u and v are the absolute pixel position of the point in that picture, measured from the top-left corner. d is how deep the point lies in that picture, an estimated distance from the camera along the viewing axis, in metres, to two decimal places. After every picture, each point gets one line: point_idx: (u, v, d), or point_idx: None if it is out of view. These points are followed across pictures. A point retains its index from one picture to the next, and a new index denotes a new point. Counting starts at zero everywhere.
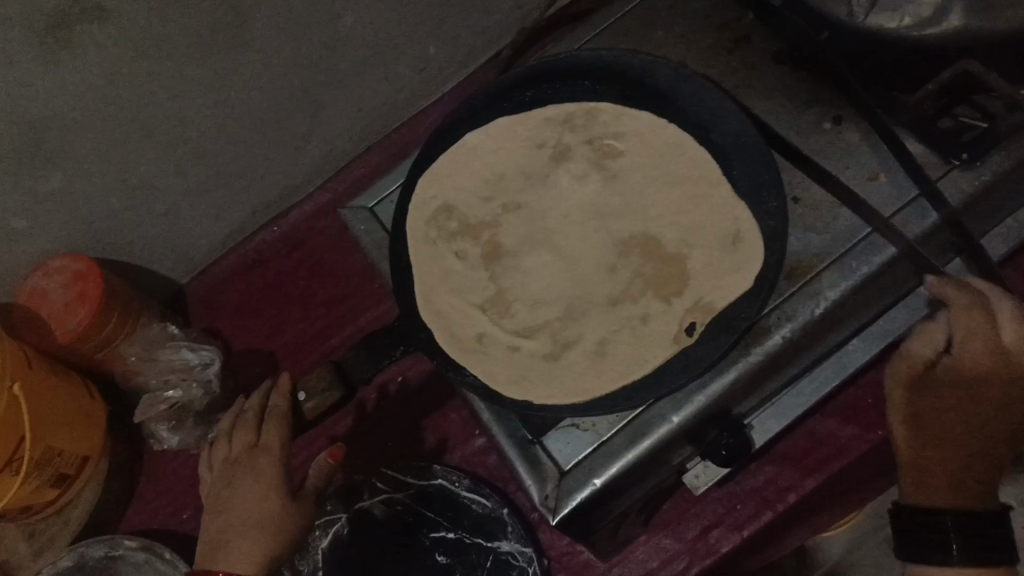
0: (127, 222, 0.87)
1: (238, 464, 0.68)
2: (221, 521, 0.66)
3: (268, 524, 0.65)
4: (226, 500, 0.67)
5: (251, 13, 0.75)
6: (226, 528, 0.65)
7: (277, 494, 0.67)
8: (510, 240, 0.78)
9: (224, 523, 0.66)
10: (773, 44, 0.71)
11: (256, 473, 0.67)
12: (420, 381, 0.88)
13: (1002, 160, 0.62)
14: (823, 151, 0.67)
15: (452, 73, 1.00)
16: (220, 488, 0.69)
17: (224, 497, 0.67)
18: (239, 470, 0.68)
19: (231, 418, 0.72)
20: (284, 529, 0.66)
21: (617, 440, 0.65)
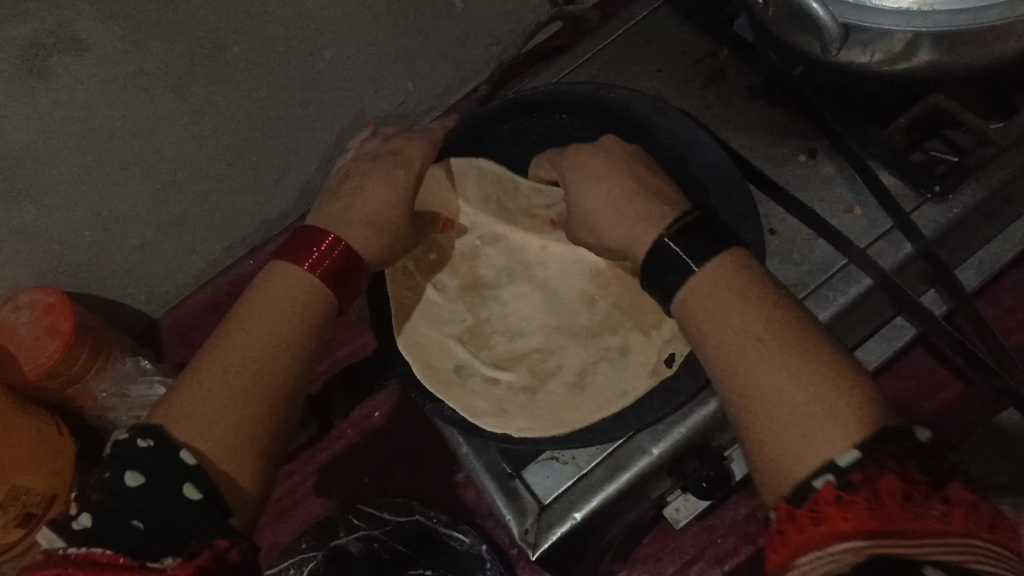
0: (101, 255, 0.86)
1: (372, 164, 0.65)
2: (337, 209, 0.62)
3: (382, 227, 0.62)
4: (346, 194, 0.63)
5: (227, 44, 0.74)
6: (346, 214, 0.61)
7: (398, 205, 0.63)
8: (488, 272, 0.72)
9: (343, 208, 0.61)
10: (748, 78, 0.71)
11: (388, 176, 0.63)
12: (397, 415, 0.87)
13: (973, 195, 0.61)
14: (799, 184, 0.66)
15: (430, 106, 1.00)
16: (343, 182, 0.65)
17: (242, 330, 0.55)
18: (381, 164, 0.65)
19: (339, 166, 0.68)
20: (396, 235, 0.63)
21: (597, 474, 0.61)
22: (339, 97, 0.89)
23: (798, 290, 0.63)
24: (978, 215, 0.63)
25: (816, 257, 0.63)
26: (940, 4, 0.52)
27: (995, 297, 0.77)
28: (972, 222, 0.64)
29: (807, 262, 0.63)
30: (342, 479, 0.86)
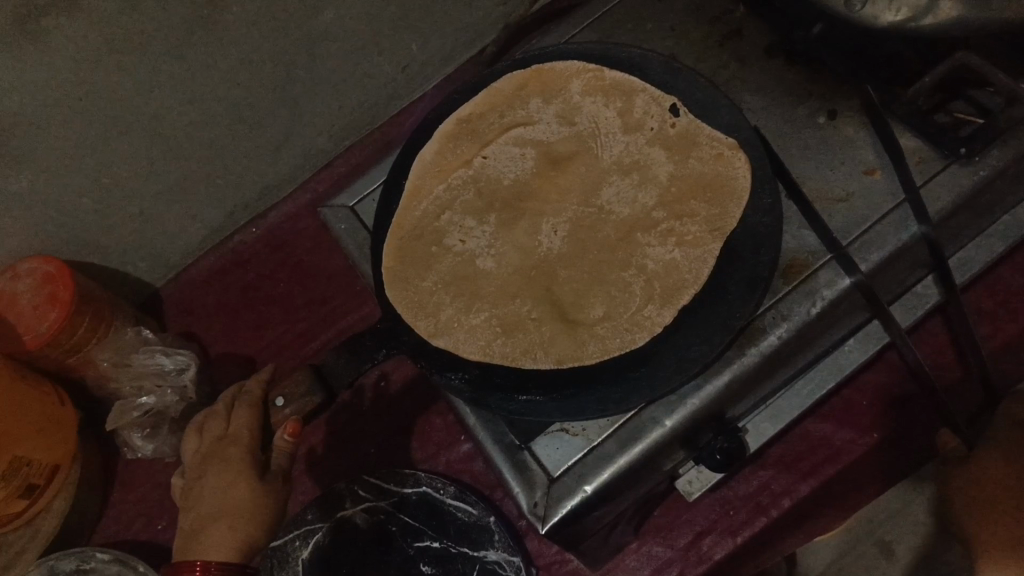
0: (102, 223, 0.84)
1: (207, 455, 0.65)
2: (194, 513, 0.65)
3: (244, 509, 0.64)
4: (197, 492, 0.66)
5: (227, 7, 0.72)
6: (200, 520, 0.64)
7: (248, 479, 0.65)
8: None
9: (199, 505, 0.65)
10: (766, 38, 0.68)
11: (223, 462, 0.64)
12: (403, 384, 0.86)
13: (1001, 157, 0.59)
14: (816, 147, 0.63)
15: (435, 70, 0.97)
16: (192, 477, 0.67)
17: (195, 491, 0.66)
18: (211, 456, 0.65)
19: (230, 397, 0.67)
20: (259, 506, 0.65)
21: (608, 445, 0.59)
22: (343, 60, 0.87)
23: (817, 257, 0.60)
24: (1006, 179, 0.61)
25: (835, 224, 0.61)
26: None
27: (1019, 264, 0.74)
28: (997, 188, 0.62)
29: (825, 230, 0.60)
30: (346, 450, 0.84)
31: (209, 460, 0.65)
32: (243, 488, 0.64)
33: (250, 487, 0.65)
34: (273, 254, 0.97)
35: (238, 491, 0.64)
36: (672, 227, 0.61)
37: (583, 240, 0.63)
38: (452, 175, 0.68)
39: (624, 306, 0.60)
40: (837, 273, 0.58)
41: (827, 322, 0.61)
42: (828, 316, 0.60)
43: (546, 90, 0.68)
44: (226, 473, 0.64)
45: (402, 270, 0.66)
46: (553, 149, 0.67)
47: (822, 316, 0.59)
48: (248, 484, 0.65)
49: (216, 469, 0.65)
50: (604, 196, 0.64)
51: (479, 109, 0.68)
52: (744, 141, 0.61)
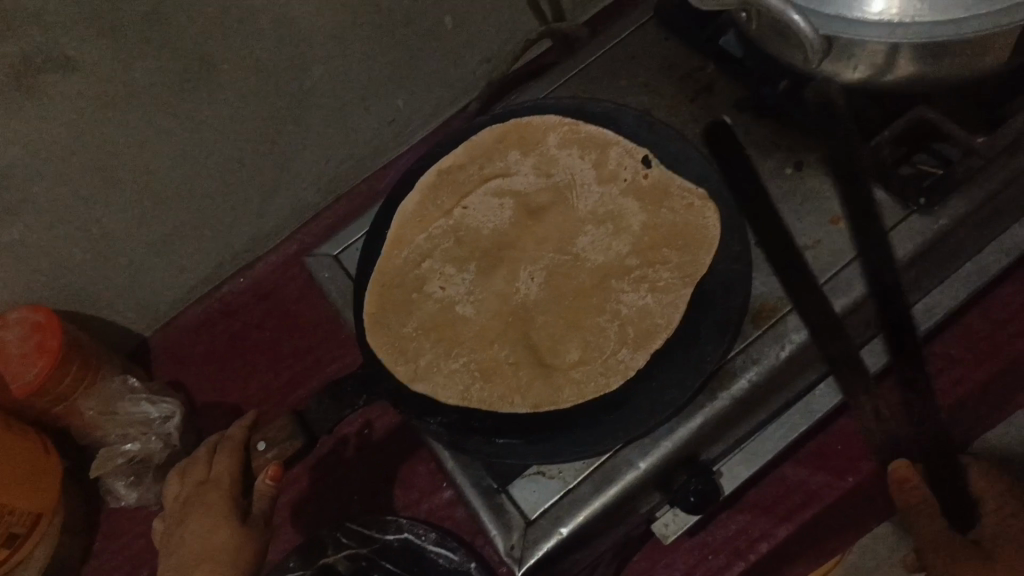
0: (92, 274, 0.86)
1: (188, 500, 0.65)
2: (174, 559, 0.65)
3: (224, 555, 0.62)
4: (178, 538, 0.65)
5: (217, 63, 0.75)
6: (179, 566, 0.64)
7: (228, 525, 0.63)
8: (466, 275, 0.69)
9: (179, 551, 0.65)
10: (735, 92, 0.71)
11: (203, 508, 0.64)
12: (385, 431, 0.87)
13: (961, 207, 0.61)
14: (782, 197, 0.66)
15: (420, 125, 1.00)
16: (174, 524, 0.67)
17: (176, 537, 0.66)
18: (192, 501, 0.65)
19: (213, 443, 0.67)
20: (240, 553, 0.63)
21: (584, 488, 0.60)
22: (331, 115, 0.90)
23: (786, 302, 0.61)
24: (965, 228, 0.63)
25: (802, 272, 0.62)
26: (925, 16, 0.50)
27: (986, 309, 0.75)
28: (957, 235, 0.64)
29: (794, 276, 0.62)
30: (329, 498, 0.84)
31: (190, 506, 0.65)
32: (222, 534, 0.63)
33: (229, 532, 0.63)
34: (259, 304, 0.98)
35: (217, 537, 0.63)
36: (648, 273, 0.64)
37: (560, 285, 0.66)
38: (433, 224, 0.71)
39: (599, 350, 0.62)
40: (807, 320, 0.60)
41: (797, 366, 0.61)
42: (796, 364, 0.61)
43: (523, 143, 0.72)
44: (206, 518, 0.63)
45: (384, 316, 0.68)
46: (530, 199, 0.70)
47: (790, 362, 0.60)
48: (227, 530, 0.63)
49: (196, 516, 0.64)
50: (579, 244, 0.67)
51: (459, 160, 0.72)
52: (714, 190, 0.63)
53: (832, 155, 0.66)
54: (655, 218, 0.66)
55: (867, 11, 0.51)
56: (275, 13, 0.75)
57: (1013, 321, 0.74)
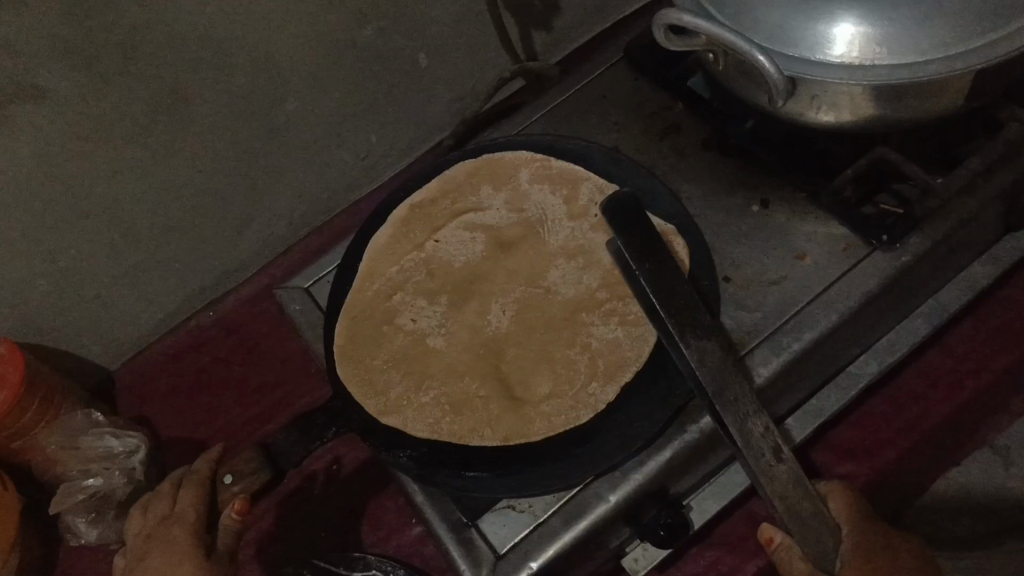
0: (58, 309, 0.85)
1: (151, 537, 0.61)
2: None
3: None
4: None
5: (190, 97, 0.76)
6: None
7: (192, 561, 0.59)
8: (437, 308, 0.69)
9: None
10: (702, 132, 0.73)
11: (166, 544, 0.60)
12: (354, 467, 0.86)
13: (922, 244, 0.62)
14: (749, 233, 0.67)
15: (393, 161, 1.01)
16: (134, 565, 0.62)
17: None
18: (154, 537, 0.61)
19: (177, 479, 0.64)
20: None
21: (554, 521, 0.59)
22: (304, 150, 0.90)
23: (753, 336, 0.62)
24: (926, 264, 0.64)
25: (769, 305, 0.63)
26: (883, 60, 0.52)
27: (946, 346, 0.77)
28: (919, 272, 0.65)
29: (760, 310, 0.63)
30: (294, 535, 0.82)
31: (153, 543, 0.61)
32: (186, 569, 0.58)
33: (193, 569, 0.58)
34: (228, 337, 0.97)
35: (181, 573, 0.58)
36: (617, 306, 0.65)
37: (530, 318, 0.67)
38: (405, 257, 0.72)
39: (569, 383, 0.62)
40: (717, 355, 0.51)
41: (748, 413, 0.51)
42: (745, 411, 0.51)
43: (494, 179, 0.74)
44: (169, 556, 0.59)
45: (355, 349, 0.68)
46: (502, 233, 0.72)
47: (731, 404, 0.51)
48: (192, 565, 0.58)
49: (159, 552, 0.60)
50: (550, 278, 0.68)
51: (430, 196, 0.74)
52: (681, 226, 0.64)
53: (797, 193, 0.67)
54: None
55: (828, 54, 0.53)
56: (248, 49, 0.76)
57: (973, 358, 0.75)
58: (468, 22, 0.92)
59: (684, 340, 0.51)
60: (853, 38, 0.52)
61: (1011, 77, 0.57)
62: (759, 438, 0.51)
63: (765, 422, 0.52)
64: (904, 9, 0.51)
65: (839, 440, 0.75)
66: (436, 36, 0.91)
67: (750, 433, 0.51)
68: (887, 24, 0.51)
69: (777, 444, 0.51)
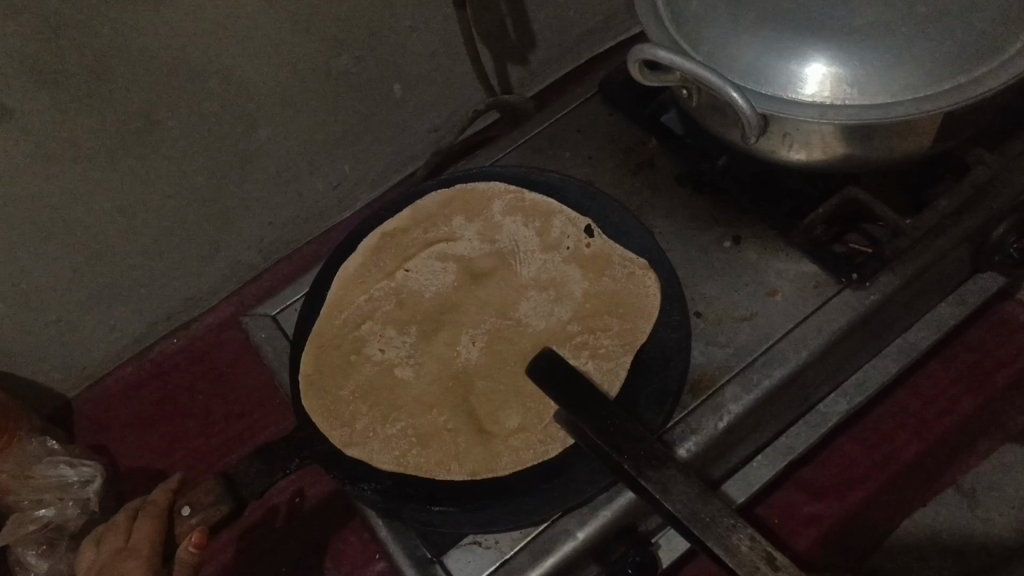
0: (17, 334, 0.82)
1: (103, 571, 0.58)
2: None
3: None
4: None
5: (161, 121, 0.75)
6: None
7: None
8: (406, 338, 0.69)
9: None
10: (675, 168, 0.74)
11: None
12: (318, 500, 0.84)
13: (890, 284, 0.62)
14: (720, 269, 0.67)
15: (366, 189, 1.01)
16: None
17: None
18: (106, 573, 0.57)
19: (132, 510, 0.61)
20: None
21: (520, 558, 0.58)
22: (275, 178, 0.90)
23: (724, 372, 0.62)
24: (894, 304, 0.64)
25: (740, 341, 0.63)
26: (853, 100, 0.53)
27: (915, 387, 0.77)
28: (888, 310, 0.65)
29: (731, 345, 0.63)
30: (255, 568, 0.80)
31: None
32: None
33: None
34: (192, 365, 0.95)
35: None
36: (588, 340, 0.64)
37: (500, 350, 0.66)
38: (375, 286, 0.71)
39: (538, 417, 0.61)
40: (682, 484, 0.49)
41: (724, 527, 0.46)
42: (726, 527, 0.46)
43: (468, 210, 0.74)
44: None
45: (322, 378, 0.66)
46: (474, 264, 0.71)
47: (707, 526, 0.47)
48: None
49: None
50: (521, 310, 0.68)
51: (402, 225, 0.73)
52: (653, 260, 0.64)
53: (768, 231, 0.68)
54: (597, 286, 0.67)
55: (801, 93, 0.54)
56: (223, 75, 0.76)
57: (941, 399, 0.76)
58: (445, 54, 0.93)
59: (644, 476, 0.49)
60: (825, 77, 0.53)
61: (977, 120, 0.58)
62: (747, 554, 0.45)
63: (750, 534, 0.46)
64: (874, 50, 0.51)
65: (808, 479, 0.75)
66: (413, 68, 0.91)
67: (734, 551, 0.45)
68: (858, 65, 0.52)
69: (769, 551, 0.45)
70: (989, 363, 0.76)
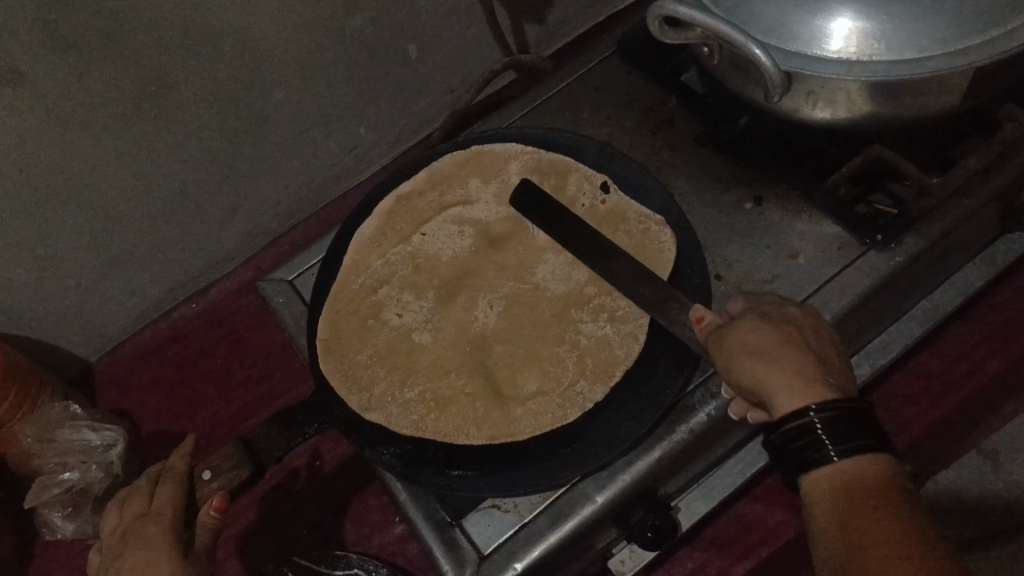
0: (37, 300, 0.83)
1: (126, 536, 0.57)
2: None
3: None
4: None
5: (174, 83, 0.74)
6: None
7: (168, 558, 0.55)
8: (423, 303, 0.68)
9: None
10: (695, 128, 0.72)
11: (141, 542, 0.56)
12: (337, 463, 0.84)
13: (916, 245, 0.61)
14: (742, 231, 0.66)
15: (382, 151, 1.00)
16: (107, 565, 0.58)
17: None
18: (128, 535, 0.57)
19: (155, 473, 0.61)
20: None
21: (540, 522, 0.58)
22: (289, 141, 0.89)
23: None
24: (920, 265, 0.63)
25: None
26: (881, 56, 0.51)
27: (938, 348, 0.76)
28: (913, 271, 0.64)
29: None
30: (276, 532, 0.81)
31: (128, 542, 0.57)
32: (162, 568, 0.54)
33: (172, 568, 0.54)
34: (211, 330, 0.95)
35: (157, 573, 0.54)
36: (605, 302, 0.64)
37: (518, 314, 0.66)
38: (391, 251, 0.71)
39: (557, 380, 0.61)
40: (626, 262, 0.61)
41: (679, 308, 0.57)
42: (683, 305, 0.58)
43: (484, 172, 0.73)
44: (146, 555, 0.55)
45: (340, 343, 0.66)
46: (491, 228, 0.71)
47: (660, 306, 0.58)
48: (168, 565, 0.55)
49: (133, 551, 0.56)
50: (539, 274, 0.67)
51: (418, 187, 0.73)
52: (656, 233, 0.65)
53: (791, 190, 0.66)
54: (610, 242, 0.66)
55: (825, 49, 0.52)
56: (236, 37, 0.75)
57: (966, 360, 0.74)
58: (460, 14, 0.91)
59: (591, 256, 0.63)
60: (851, 33, 0.51)
61: (1008, 77, 0.57)
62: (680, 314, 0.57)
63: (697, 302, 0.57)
64: (903, 4, 0.50)
65: None
66: (428, 28, 0.90)
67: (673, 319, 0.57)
68: (885, 20, 0.50)
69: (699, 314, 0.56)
70: (1017, 324, 0.75)
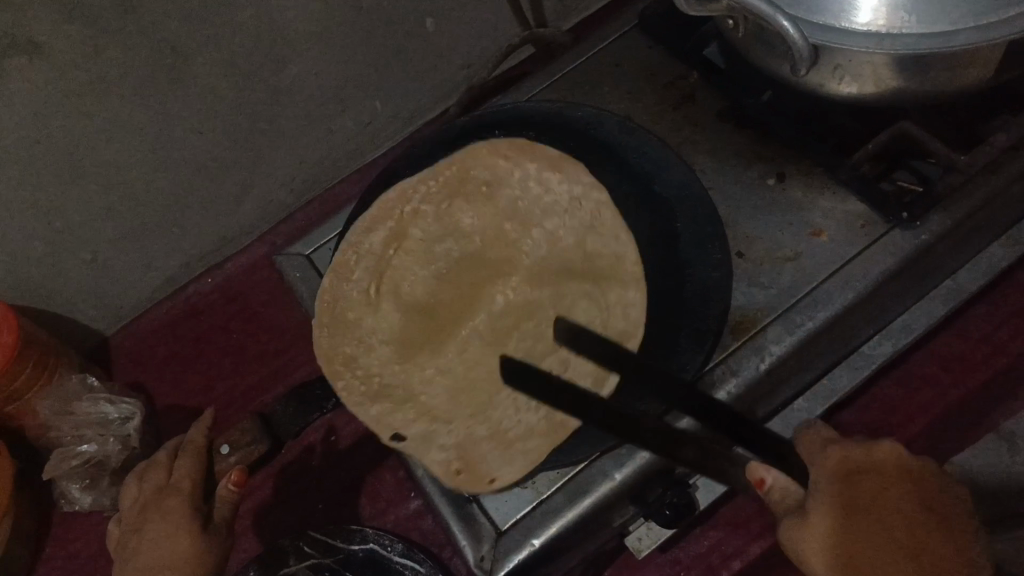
0: (54, 273, 0.83)
1: (146, 508, 0.58)
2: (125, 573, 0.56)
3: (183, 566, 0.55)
4: (135, 546, 0.57)
5: (191, 54, 0.73)
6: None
7: (189, 532, 0.56)
8: None
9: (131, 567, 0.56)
10: (717, 103, 0.71)
11: (161, 514, 0.56)
12: (352, 439, 0.84)
13: (941, 223, 0.60)
14: (764, 208, 0.65)
15: (398, 127, 0.99)
16: (128, 534, 0.59)
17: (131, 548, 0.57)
18: (147, 508, 0.58)
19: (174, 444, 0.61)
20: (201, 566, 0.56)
21: (557, 498, 0.58)
22: (305, 116, 0.88)
23: (766, 313, 0.61)
24: (945, 244, 0.62)
25: (783, 282, 0.62)
26: (911, 28, 0.50)
27: (962, 328, 0.74)
28: (938, 250, 0.63)
29: (774, 287, 0.62)
30: (291, 507, 0.81)
31: (148, 513, 0.58)
32: (183, 542, 0.55)
33: (192, 541, 0.56)
34: (227, 304, 0.95)
35: (177, 547, 0.55)
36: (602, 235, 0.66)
37: None
38: None
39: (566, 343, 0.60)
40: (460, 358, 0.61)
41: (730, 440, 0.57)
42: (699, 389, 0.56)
43: None
44: (166, 527, 0.56)
45: None
46: None
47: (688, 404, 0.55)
48: (188, 538, 0.56)
49: (153, 524, 0.57)
50: None
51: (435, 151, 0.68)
52: (677, 208, 0.63)
53: (815, 166, 0.65)
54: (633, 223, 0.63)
55: (854, 22, 0.51)
56: (252, 8, 0.74)
57: (990, 341, 0.73)
58: None
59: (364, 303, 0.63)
60: (880, 5, 0.50)
61: None
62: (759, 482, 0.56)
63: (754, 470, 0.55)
64: None
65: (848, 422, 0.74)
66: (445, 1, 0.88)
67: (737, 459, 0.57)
68: None
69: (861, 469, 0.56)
70: None
